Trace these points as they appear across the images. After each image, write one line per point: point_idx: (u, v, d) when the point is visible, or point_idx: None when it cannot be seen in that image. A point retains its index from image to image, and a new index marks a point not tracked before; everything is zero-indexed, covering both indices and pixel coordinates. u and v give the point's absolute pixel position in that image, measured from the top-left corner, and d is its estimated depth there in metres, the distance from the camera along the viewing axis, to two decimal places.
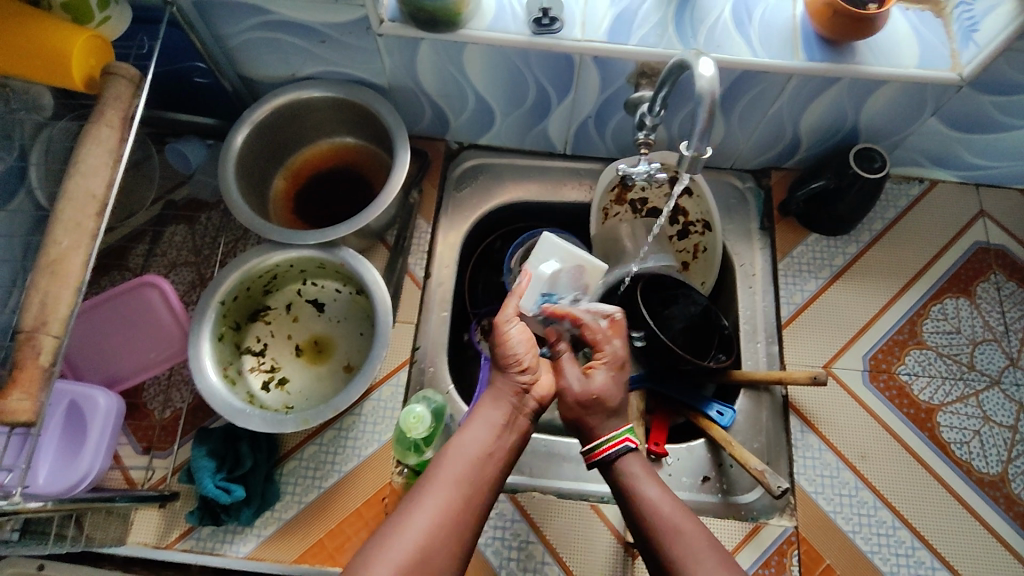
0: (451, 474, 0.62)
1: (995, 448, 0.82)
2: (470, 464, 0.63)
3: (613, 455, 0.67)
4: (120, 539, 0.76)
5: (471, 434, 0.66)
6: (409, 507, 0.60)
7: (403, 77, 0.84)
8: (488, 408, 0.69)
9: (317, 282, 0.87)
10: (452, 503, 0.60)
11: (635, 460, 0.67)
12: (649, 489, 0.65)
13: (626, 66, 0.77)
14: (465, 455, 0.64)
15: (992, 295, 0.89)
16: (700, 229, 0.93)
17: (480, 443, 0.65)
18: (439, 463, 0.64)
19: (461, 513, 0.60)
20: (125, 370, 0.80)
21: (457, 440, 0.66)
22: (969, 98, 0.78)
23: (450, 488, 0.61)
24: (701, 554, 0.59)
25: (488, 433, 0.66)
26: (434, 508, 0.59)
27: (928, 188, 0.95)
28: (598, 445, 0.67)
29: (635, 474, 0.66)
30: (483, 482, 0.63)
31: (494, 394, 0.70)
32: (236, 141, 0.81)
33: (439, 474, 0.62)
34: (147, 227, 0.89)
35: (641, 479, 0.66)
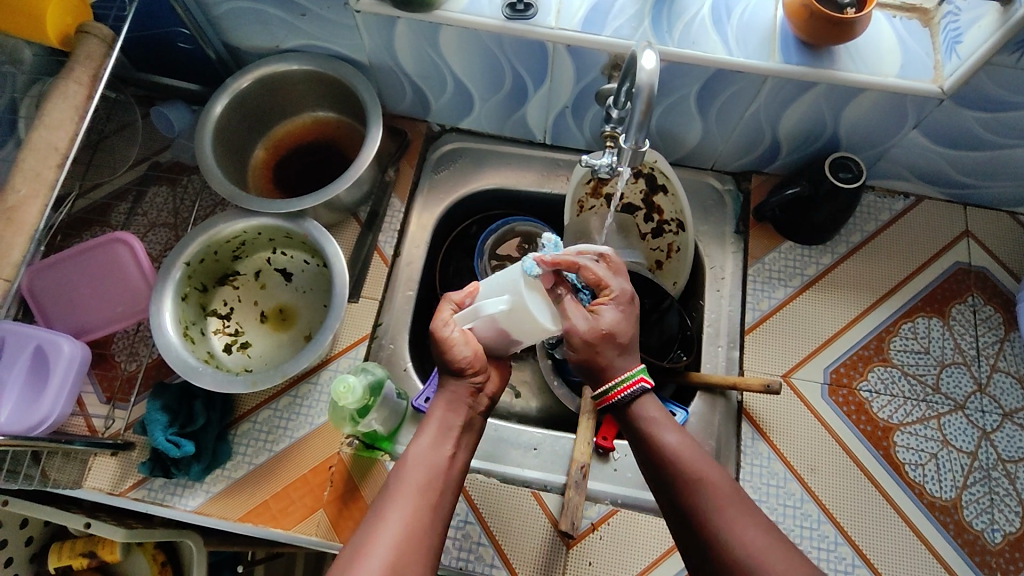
0: (412, 484, 0.60)
1: (951, 473, 0.80)
2: (430, 475, 0.62)
3: (627, 398, 0.65)
4: (77, 482, 0.79)
5: (425, 440, 0.64)
6: (378, 519, 0.58)
7: (383, 55, 0.86)
8: (440, 410, 0.67)
9: (287, 252, 0.89)
10: (416, 514, 0.58)
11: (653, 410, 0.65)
12: (671, 438, 0.63)
13: (598, 57, 0.77)
14: (422, 465, 0.62)
15: (967, 317, 0.87)
16: (673, 228, 0.93)
17: (436, 451, 0.64)
18: (396, 471, 0.62)
19: (427, 523, 0.59)
20: (93, 321, 0.83)
21: (411, 450, 0.63)
22: (952, 112, 0.76)
23: (413, 499, 0.59)
24: (721, 501, 0.58)
25: (440, 439, 0.65)
26: (402, 520, 0.58)
27: (913, 204, 0.93)
28: (612, 388, 0.65)
29: (653, 425, 0.64)
30: (441, 491, 0.62)
31: (443, 395, 0.68)
32: (215, 109, 0.84)
33: (402, 485, 0.60)
34: (131, 186, 0.92)
35: (663, 432, 0.63)
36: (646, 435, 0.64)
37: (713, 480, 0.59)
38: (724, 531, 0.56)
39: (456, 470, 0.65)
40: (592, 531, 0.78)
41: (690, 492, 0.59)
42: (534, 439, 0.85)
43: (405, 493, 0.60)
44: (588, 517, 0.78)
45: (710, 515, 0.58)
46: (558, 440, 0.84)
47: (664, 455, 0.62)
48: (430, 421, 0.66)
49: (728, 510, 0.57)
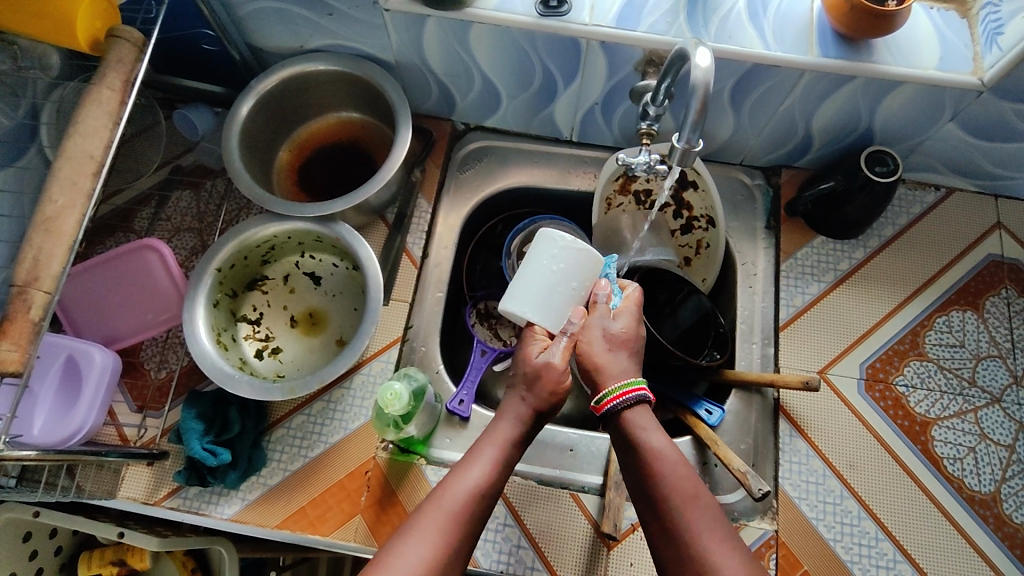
0: (443, 516, 0.57)
1: (990, 466, 0.80)
2: (463, 509, 0.57)
3: (619, 407, 0.63)
4: (111, 492, 0.79)
5: (483, 461, 0.61)
6: (396, 550, 0.54)
7: (410, 54, 0.84)
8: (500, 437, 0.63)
9: (316, 256, 0.88)
10: (438, 552, 0.55)
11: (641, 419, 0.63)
12: (658, 447, 0.61)
13: (633, 53, 0.76)
14: (461, 498, 0.58)
15: (1001, 310, 0.86)
16: (703, 225, 0.92)
17: (481, 488, 0.59)
18: (432, 499, 0.58)
19: (457, 543, 0.57)
20: (122, 329, 0.82)
21: (455, 477, 0.59)
22: (990, 104, 0.75)
23: (450, 526, 0.56)
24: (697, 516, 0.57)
25: (488, 477, 0.60)
26: (422, 554, 0.54)
27: (943, 196, 0.92)
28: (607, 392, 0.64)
29: (640, 432, 0.62)
30: (469, 529, 0.58)
31: (507, 416, 0.65)
32: (241, 111, 0.82)
33: (432, 516, 0.57)
34: (153, 190, 0.91)
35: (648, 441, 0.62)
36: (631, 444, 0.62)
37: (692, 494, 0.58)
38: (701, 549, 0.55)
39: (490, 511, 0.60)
40: (633, 531, 0.77)
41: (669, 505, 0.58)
42: (570, 440, 0.84)
43: (433, 526, 0.56)
44: (628, 517, 0.78)
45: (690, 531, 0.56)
46: (593, 441, 0.84)
47: (649, 464, 0.60)
48: (483, 449, 0.62)
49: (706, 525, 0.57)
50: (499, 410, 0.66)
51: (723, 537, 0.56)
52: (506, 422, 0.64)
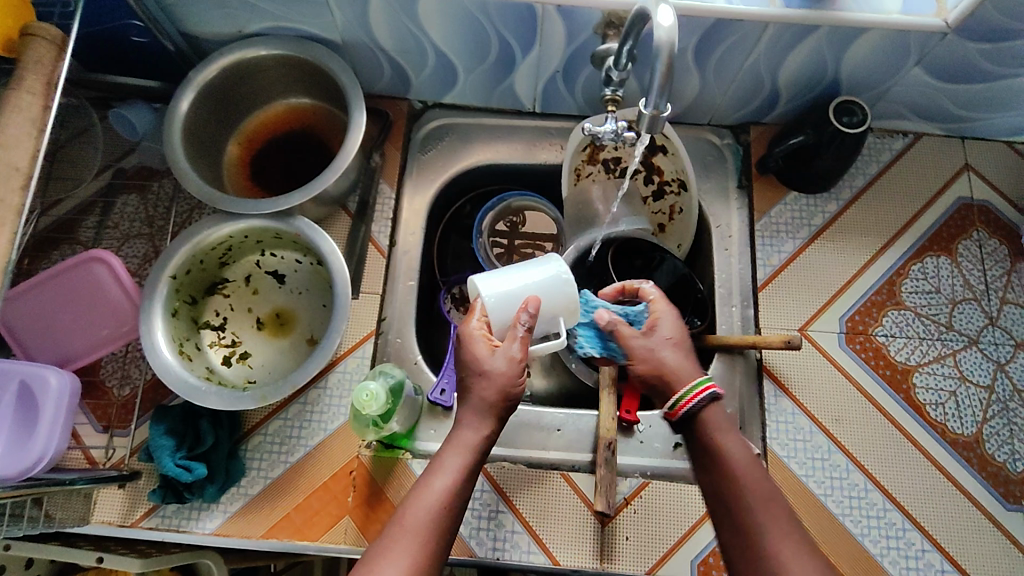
0: (411, 537, 0.52)
1: (970, 408, 0.80)
2: (429, 529, 0.53)
3: (694, 408, 0.60)
4: (83, 518, 0.75)
5: (441, 479, 0.55)
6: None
7: (357, 32, 0.80)
8: (461, 442, 0.57)
9: (276, 253, 0.84)
10: None
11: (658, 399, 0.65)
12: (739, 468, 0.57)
13: (591, 16, 0.73)
14: (430, 512, 0.53)
15: (974, 253, 0.86)
16: (675, 189, 0.90)
17: (448, 505, 0.54)
18: (394, 526, 0.53)
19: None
20: (78, 349, 0.77)
21: (420, 491, 0.55)
22: (956, 46, 0.74)
23: (411, 559, 0.51)
24: (774, 523, 0.54)
25: (460, 486, 0.55)
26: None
27: (912, 142, 0.91)
28: (681, 397, 0.61)
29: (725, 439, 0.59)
30: (440, 547, 0.53)
31: (472, 413, 0.58)
32: (181, 105, 0.77)
33: (400, 536, 0.52)
34: (96, 197, 0.86)
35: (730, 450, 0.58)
36: (707, 441, 0.60)
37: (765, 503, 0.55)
38: (776, 556, 0.52)
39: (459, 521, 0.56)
40: (626, 506, 0.76)
41: (740, 504, 0.56)
42: (556, 420, 0.82)
43: (401, 550, 0.51)
44: (621, 492, 0.77)
45: (759, 532, 0.54)
46: (580, 419, 0.82)
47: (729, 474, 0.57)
48: (449, 456, 0.57)
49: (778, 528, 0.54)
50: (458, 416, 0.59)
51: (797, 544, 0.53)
52: (470, 427, 0.58)
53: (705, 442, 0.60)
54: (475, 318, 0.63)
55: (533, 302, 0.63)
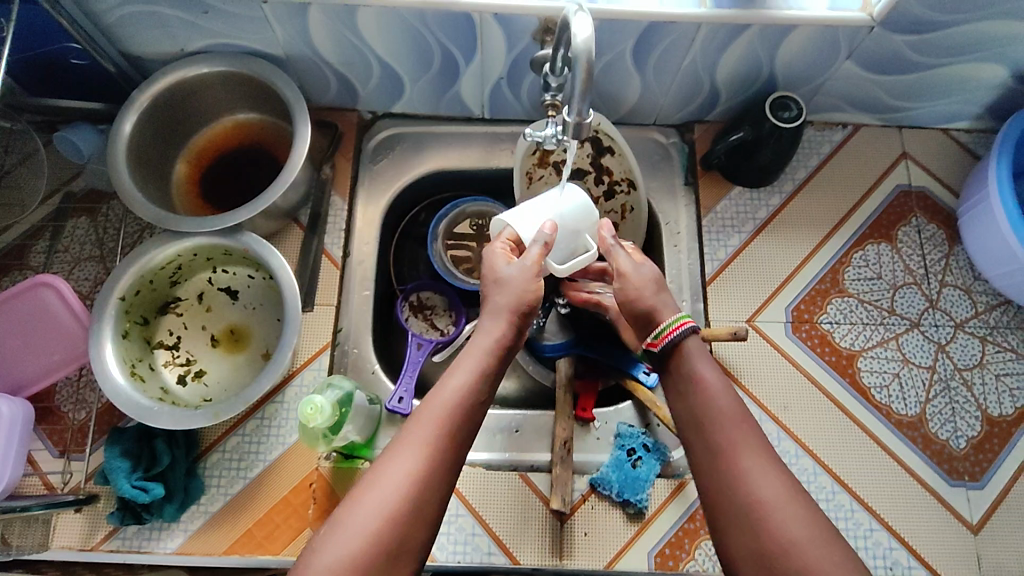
0: (427, 426, 0.54)
1: (914, 389, 0.82)
2: (447, 420, 0.55)
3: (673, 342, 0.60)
4: (43, 544, 0.75)
5: (457, 379, 0.57)
6: (376, 474, 0.52)
7: (299, 46, 0.80)
8: (482, 339, 0.60)
9: (228, 269, 0.84)
10: (423, 473, 0.52)
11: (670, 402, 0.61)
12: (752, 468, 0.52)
13: (527, 22, 0.74)
14: (449, 404, 0.55)
15: (913, 238, 0.88)
16: (625, 188, 0.91)
17: (465, 399, 0.56)
18: (413, 418, 0.56)
19: (442, 468, 0.53)
20: (32, 374, 0.77)
21: (439, 387, 0.57)
22: (883, 39, 0.76)
23: (426, 450, 0.53)
24: (786, 511, 0.50)
25: (476, 383, 0.57)
26: (409, 470, 0.52)
27: (851, 133, 0.93)
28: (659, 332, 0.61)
29: (731, 439, 0.54)
30: (459, 438, 0.55)
31: (490, 313, 0.62)
32: (124, 128, 0.77)
33: (418, 428, 0.54)
34: (46, 222, 0.85)
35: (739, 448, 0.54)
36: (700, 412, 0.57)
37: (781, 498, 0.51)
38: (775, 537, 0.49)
39: (479, 416, 0.58)
40: (585, 501, 0.77)
41: (736, 489, 0.52)
42: (515, 421, 0.83)
43: (419, 437, 0.54)
44: (579, 488, 0.78)
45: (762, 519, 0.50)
46: (537, 419, 0.83)
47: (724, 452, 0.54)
48: (467, 356, 0.59)
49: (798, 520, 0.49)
50: (480, 323, 0.62)
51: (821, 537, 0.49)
52: (486, 330, 0.61)
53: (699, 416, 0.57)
54: (503, 241, 0.70)
55: (549, 224, 0.70)
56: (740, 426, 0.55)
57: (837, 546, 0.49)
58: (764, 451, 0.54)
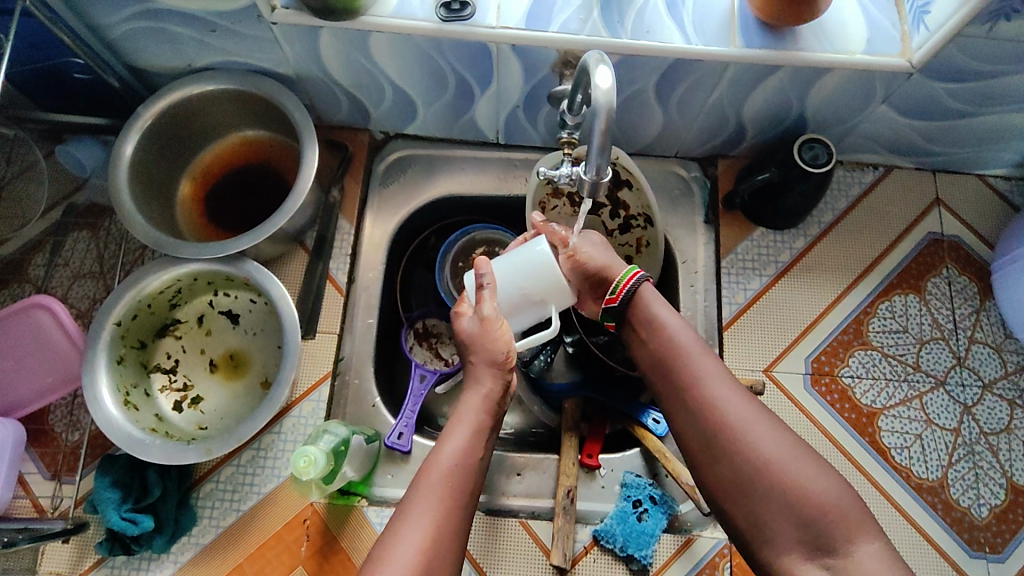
0: (433, 494, 0.58)
1: (936, 452, 0.79)
2: (449, 490, 0.58)
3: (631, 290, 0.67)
4: (31, 568, 0.73)
5: (454, 442, 0.61)
6: (394, 539, 0.55)
7: (309, 67, 0.78)
8: (467, 409, 0.65)
9: (229, 292, 0.82)
10: (439, 527, 0.56)
11: (658, 373, 0.64)
12: (729, 413, 0.58)
13: (547, 54, 0.70)
14: (446, 474, 0.59)
15: (943, 290, 0.84)
16: (641, 223, 0.87)
17: (463, 458, 0.61)
18: (416, 488, 0.59)
19: (454, 524, 0.57)
20: (23, 397, 0.76)
21: (436, 455, 0.61)
22: (921, 85, 0.72)
23: (437, 508, 0.57)
24: (795, 464, 0.55)
25: (469, 445, 0.62)
26: (424, 532, 0.55)
27: (882, 175, 0.89)
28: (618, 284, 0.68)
29: (699, 373, 0.61)
30: (462, 504, 0.58)
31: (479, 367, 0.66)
32: (126, 149, 0.75)
33: (427, 488, 0.58)
34: (45, 236, 0.83)
35: (704, 379, 0.60)
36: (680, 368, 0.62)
37: (756, 430, 0.57)
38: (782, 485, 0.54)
39: (478, 474, 0.62)
40: (586, 553, 0.75)
41: (744, 452, 0.56)
42: (518, 464, 0.80)
43: (428, 505, 0.57)
44: (581, 540, 0.76)
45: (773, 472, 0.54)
46: (541, 462, 0.80)
47: (719, 417, 0.58)
48: (456, 425, 0.63)
49: (770, 439, 0.56)
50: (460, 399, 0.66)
51: (793, 449, 0.56)
52: (473, 391, 0.66)
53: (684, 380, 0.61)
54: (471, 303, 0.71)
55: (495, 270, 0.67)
56: (726, 387, 0.59)
57: (809, 457, 0.55)
58: (731, 385, 0.60)
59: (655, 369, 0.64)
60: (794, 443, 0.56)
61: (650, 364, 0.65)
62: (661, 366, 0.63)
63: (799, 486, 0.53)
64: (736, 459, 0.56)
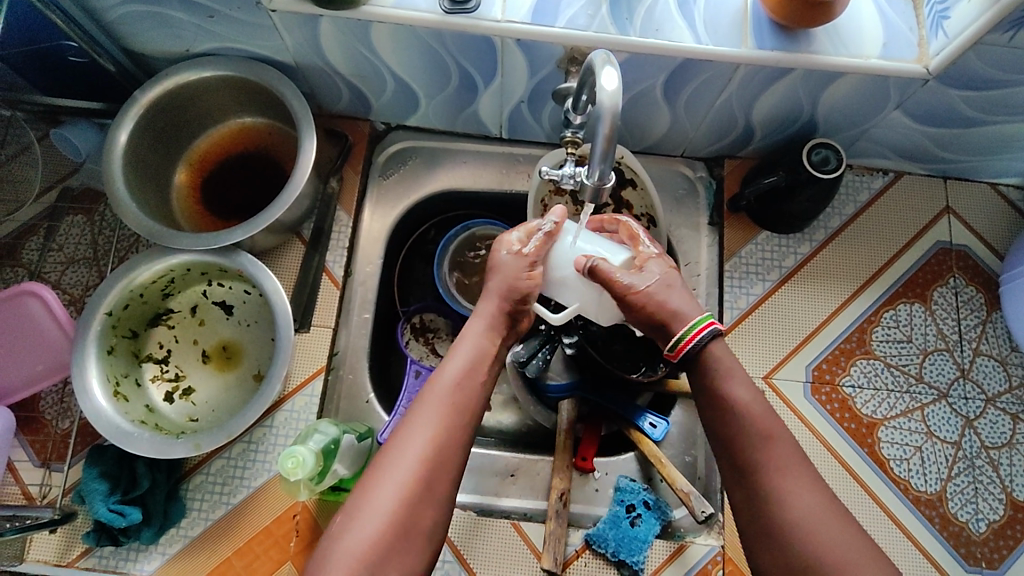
0: (432, 407, 0.55)
1: (935, 465, 0.78)
2: (451, 402, 0.56)
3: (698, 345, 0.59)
4: (18, 557, 0.72)
5: (456, 359, 0.59)
6: (391, 451, 0.53)
7: (309, 55, 0.76)
8: (470, 332, 0.62)
9: (224, 283, 0.80)
10: (437, 444, 0.54)
11: (730, 464, 0.55)
12: (815, 525, 0.49)
13: (553, 50, 0.69)
14: (450, 388, 0.57)
15: (949, 300, 0.83)
16: (644, 223, 0.85)
17: (466, 374, 0.58)
18: (420, 399, 0.57)
19: (451, 441, 0.55)
20: (12, 384, 0.75)
21: (442, 368, 0.59)
22: (937, 92, 0.70)
23: (436, 424, 0.55)
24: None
25: (474, 363, 0.60)
26: (424, 443, 0.53)
27: (892, 181, 0.88)
28: (681, 337, 0.59)
29: (778, 469, 0.52)
30: (465, 415, 0.56)
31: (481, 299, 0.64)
32: (119, 137, 0.74)
33: (426, 406, 0.56)
34: (38, 220, 0.82)
35: (788, 481, 0.51)
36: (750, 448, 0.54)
37: (846, 553, 0.48)
38: None
39: (483, 396, 0.59)
40: (578, 557, 0.74)
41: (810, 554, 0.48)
42: (511, 464, 0.80)
43: (428, 416, 0.55)
44: (573, 543, 0.75)
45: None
46: (534, 464, 0.80)
47: (795, 514, 0.50)
48: (467, 337, 0.62)
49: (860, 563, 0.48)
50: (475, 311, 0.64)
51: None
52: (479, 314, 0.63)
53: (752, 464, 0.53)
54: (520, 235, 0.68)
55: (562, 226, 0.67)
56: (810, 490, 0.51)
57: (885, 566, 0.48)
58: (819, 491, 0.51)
59: (726, 458, 0.55)
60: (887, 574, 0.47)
61: (722, 450, 0.56)
62: (736, 455, 0.54)
63: None
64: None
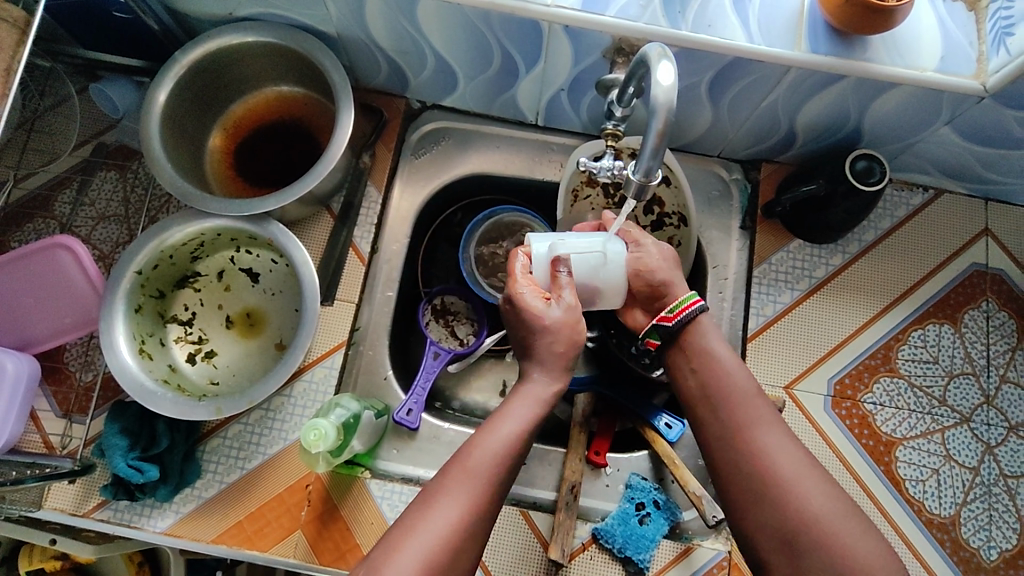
0: (468, 481, 0.53)
1: (952, 489, 0.77)
2: (490, 471, 0.54)
3: (690, 315, 0.65)
4: (36, 503, 0.74)
5: (503, 429, 0.56)
6: (415, 524, 0.51)
7: (352, 27, 0.75)
8: (517, 403, 0.59)
9: (252, 251, 0.81)
10: (464, 522, 0.51)
11: (706, 410, 0.61)
12: (780, 462, 0.54)
13: (600, 39, 0.67)
14: (491, 460, 0.54)
15: (979, 324, 0.82)
16: (675, 222, 0.84)
17: (511, 448, 0.56)
18: (455, 467, 0.54)
19: (478, 521, 0.52)
20: (39, 334, 0.76)
21: (483, 437, 0.56)
22: (990, 110, 0.68)
23: (468, 499, 0.52)
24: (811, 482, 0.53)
25: (522, 434, 0.57)
26: (452, 519, 0.51)
27: (931, 198, 0.86)
28: (680, 304, 0.66)
29: (749, 416, 0.58)
30: (501, 484, 0.55)
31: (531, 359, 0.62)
32: (159, 97, 0.73)
33: (462, 478, 0.53)
34: (71, 173, 0.82)
35: (752, 424, 0.57)
36: (714, 388, 0.61)
37: (812, 481, 0.53)
38: (798, 500, 0.52)
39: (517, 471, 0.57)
40: (584, 549, 0.74)
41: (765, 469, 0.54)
42: None
43: (459, 490, 0.53)
44: (580, 536, 0.75)
45: (795, 489, 0.53)
46: (547, 453, 0.80)
47: (741, 431, 0.57)
48: (516, 405, 0.58)
49: (814, 494, 0.52)
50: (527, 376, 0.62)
51: (848, 512, 0.52)
52: (538, 382, 0.61)
53: (716, 396, 0.61)
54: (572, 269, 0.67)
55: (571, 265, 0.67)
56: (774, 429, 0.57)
57: (823, 476, 0.54)
58: (781, 431, 0.57)
59: (700, 409, 0.62)
60: (846, 508, 0.52)
61: (697, 401, 0.62)
62: (708, 406, 0.61)
63: (809, 508, 0.52)
64: (778, 513, 0.52)
